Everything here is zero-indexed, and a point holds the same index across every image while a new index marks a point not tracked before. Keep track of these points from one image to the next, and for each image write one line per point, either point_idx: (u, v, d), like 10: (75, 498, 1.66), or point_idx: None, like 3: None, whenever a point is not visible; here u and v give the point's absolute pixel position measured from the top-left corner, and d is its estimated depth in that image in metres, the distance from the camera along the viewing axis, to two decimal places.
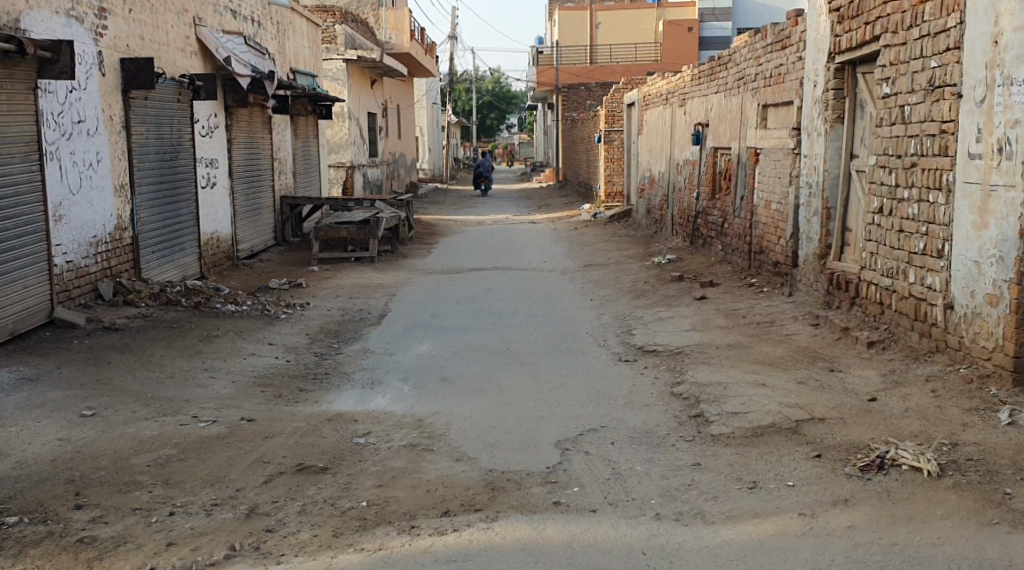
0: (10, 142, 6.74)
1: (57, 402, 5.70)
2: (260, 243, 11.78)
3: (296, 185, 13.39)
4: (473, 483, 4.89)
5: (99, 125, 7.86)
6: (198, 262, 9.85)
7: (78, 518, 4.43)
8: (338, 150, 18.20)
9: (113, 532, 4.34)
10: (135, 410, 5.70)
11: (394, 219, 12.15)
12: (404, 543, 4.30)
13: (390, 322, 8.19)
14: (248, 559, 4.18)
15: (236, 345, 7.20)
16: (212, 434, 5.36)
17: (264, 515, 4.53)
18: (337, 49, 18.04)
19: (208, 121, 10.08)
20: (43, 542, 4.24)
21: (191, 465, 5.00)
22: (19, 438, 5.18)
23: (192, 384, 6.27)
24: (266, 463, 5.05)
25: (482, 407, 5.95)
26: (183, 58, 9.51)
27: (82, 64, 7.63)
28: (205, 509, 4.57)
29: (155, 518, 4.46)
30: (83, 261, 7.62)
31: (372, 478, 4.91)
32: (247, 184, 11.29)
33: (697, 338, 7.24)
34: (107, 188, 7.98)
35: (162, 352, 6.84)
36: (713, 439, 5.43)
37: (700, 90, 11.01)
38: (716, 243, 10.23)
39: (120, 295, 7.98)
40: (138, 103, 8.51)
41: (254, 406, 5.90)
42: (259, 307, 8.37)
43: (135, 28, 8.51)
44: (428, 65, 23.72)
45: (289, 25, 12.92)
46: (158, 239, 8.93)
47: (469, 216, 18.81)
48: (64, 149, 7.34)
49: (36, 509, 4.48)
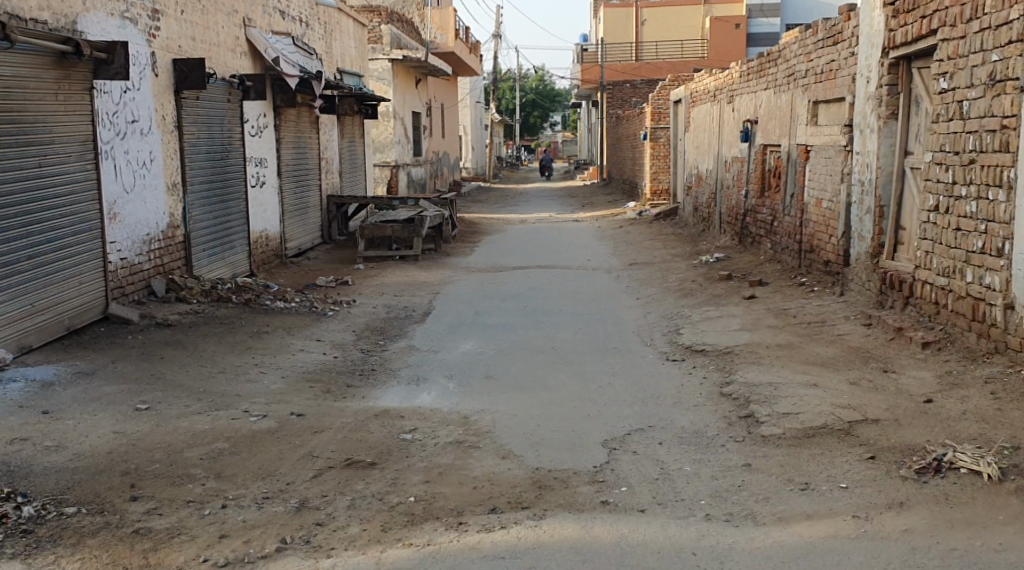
0: (67, 142, 6.89)
1: (114, 395, 5.83)
2: (307, 241, 11.90)
3: (343, 184, 13.50)
4: (521, 481, 4.91)
5: (152, 125, 7.99)
6: (248, 260, 9.98)
7: (134, 509, 4.52)
8: (383, 149, 18.36)
9: (169, 523, 4.42)
10: (189, 404, 5.80)
11: (439, 217, 12.21)
12: (452, 539, 4.32)
13: (435, 320, 8.22)
14: (298, 551, 4.24)
15: (285, 342, 7.28)
16: (264, 429, 5.44)
17: (314, 509, 4.59)
18: (383, 49, 18.17)
19: (257, 120, 10.22)
20: (100, 532, 4.33)
21: (243, 459, 5.07)
22: (79, 429, 5.31)
23: (245, 378, 6.38)
24: (316, 457, 5.11)
25: (529, 404, 5.96)
26: (233, 58, 9.63)
27: (136, 65, 7.77)
28: (256, 502, 4.64)
29: (208, 510, 4.54)
30: (137, 258, 7.77)
31: (419, 474, 4.95)
32: (296, 184, 11.42)
33: (747, 338, 7.18)
34: (160, 186, 8.11)
35: (213, 347, 6.95)
36: (764, 440, 5.39)
37: (749, 85, 10.91)
38: (765, 241, 10.14)
39: (172, 291, 8.13)
40: (190, 103, 8.65)
41: (304, 401, 5.98)
42: (310, 305, 8.48)
43: (187, 30, 8.64)
44: (473, 63, 23.70)
45: (336, 25, 13.02)
46: (209, 237, 9.05)
47: (513, 214, 18.83)
48: (118, 148, 7.48)
49: (94, 500, 4.58)
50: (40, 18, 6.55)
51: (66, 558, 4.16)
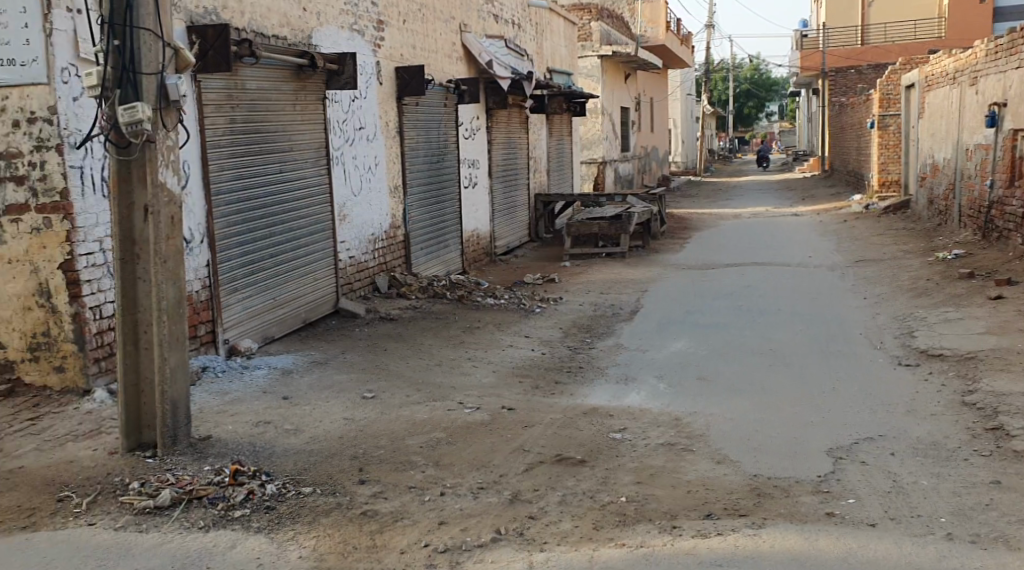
0: (304, 148, 7.38)
1: (343, 383, 6.20)
2: (516, 240, 12.17)
3: (549, 184, 13.64)
4: (737, 487, 4.85)
5: (377, 131, 8.41)
6: (461, 259, 10.30)
7: (362, 492, 4.80)
8: (591, 146, 18.42)
9: (393, 507, 4.67)
10: (409, 394, 6.08)
11: (647, 213, 12.16)
12: (666, 542, 4.34)
13: (644, 319, 8.19)
14: (514, 543, 4.38)
15: (497, 337, 7.50)
16: (478, 421, 5.63)
17: (527, 502, 4.72)
18: (593, 46, 18.21)
19: (471, 124, 10.53)
20: (333, 512, 4.64)
21: (459, 448, 5.28)
22: (314, 414, 5.69)
23: (459, 370, 6.62)
24: (528, 451, 5.25)
25: (745, 408, 5.87)
26: (449, 63, 9.96)
27: (363, 75, 8.20)
28: (473, 491, 4.82)
29: (428, 497, 4.76)
30: (362, 256, 8.20)
31: (631, 474, 4.99)
32: (506, 185, 11.71)
33: (989, 343, 6.77)
34: (384, 189, 8.52)
35: (430, 341, 7.25)
36: (1011, 455, 5.07)
37: (996, 66, 10.24)
38: (1014, 235, 9.47)
39: (394, 288, 8.54)
40: (410, 109, 9.03)
41: (514, 395, 6.15)
42: (520, 302, 8.70)
43: (409, 38, 9.03)
44: (684, 57, 23.34)
45: (547, 25, 13.20)
46: (427, 236, 9.42)
47: (729, 209, 18.49)
48: (347, 154, 7.92)
49: (327, 481, 4.90)
50: (282, 34, 7.04)
51: (304, 535, 4.47)
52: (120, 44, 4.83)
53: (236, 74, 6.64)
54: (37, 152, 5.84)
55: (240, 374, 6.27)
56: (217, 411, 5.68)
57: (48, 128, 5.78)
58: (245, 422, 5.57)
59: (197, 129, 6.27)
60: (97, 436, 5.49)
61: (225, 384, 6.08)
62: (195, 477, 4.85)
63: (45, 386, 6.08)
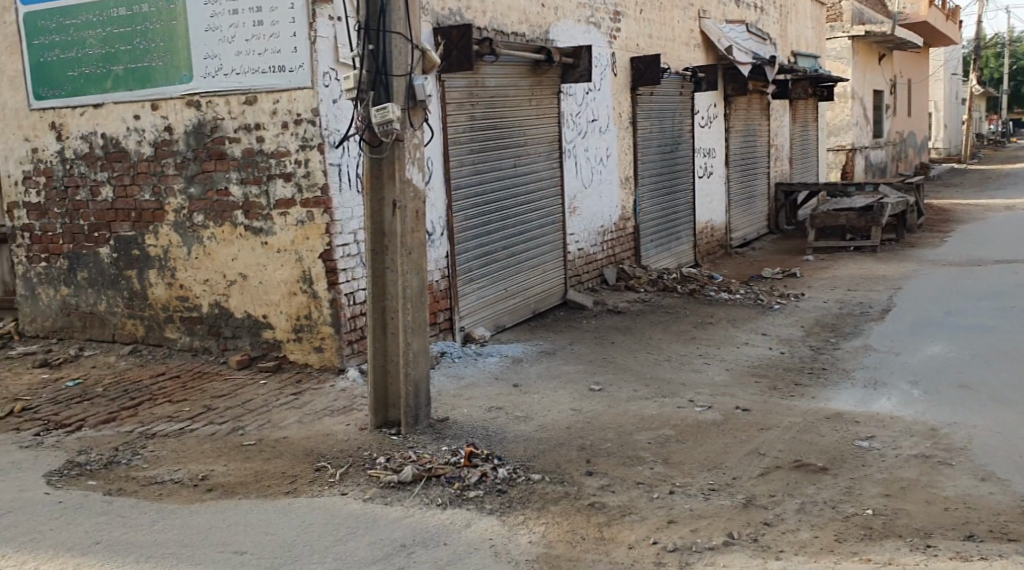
0: (540, 143, 7.49)
1: (572, 374, 6.24)
2: (753, 232, 11.83)
3: (793, 175, 13.16)
4: (1005, 508, 4.46)
5: (610, 122, 8.39)
6: (693, 251, 10.09)
7: (589, 484, 4.78)
8: (839, 133, 17.60)
9: (619, 501, 4.62)
10: (636, 388, 6.02)
11: (903, 204, 11.48)
12: (920, 562, 4.05)
13: (896, 318, 7.69)
14: (747, 549, 4.22)
15: (731, 334, 7.32)
16: (711, 420, 5.49)
17: (763, 508, 4.54)
18: (843, 26, 17.44)
19: (707, 112, 10.28)
20: (561, 500, 4.65)
21: (689, 447, 5.15)
22: (543, 404, 5.71)
23: (690, 367, 6.49)
24: (764, 454, 5.06)
25: (1017, 421, 5.39)
26: (687, 51, 9.75)
27: (598, 66, 8.19)
28: (703, 492, 4.69)
29: (656, 494, 4.67)
30: (591, 248, 8.25)
31: (880, 486, 4.69)
32: (744, 176, 11.40)
33: None
34: (616, 181, 8.51)
35: (660, 337, 7.17)
36: None
37: None
38: None
39: (623, 280, 8.55)
40: (645, 99, 8.94)
41: (749, 394, 5.96)
42: (755, 296, 8.39)
43: (645, 27, 8.90)
44: (948, 35, 21.75)
45: (791, 6, 12.68)
46: (659, 229, 9.33)
47: (1000, 198, 17.19)
48: (579, 147, 7.96)
49: (555, 469, 4.92)
50: (520, 35, 7.22)
51: (532, 520, 4.51)
52: (374, 48, 4.98)
53: (476, 72, 6.85)
54: (301, 153, 6.23)
55: (471, 361, 6.46)
56: (454, 394, 5.87)
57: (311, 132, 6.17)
58: (479, 405, 5.72)
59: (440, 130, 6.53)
60: (350, 413, 5.79)
61: (463, 369, 6.30)
62: (434, 456, 4.99)
63: (307, 363, 6.52)
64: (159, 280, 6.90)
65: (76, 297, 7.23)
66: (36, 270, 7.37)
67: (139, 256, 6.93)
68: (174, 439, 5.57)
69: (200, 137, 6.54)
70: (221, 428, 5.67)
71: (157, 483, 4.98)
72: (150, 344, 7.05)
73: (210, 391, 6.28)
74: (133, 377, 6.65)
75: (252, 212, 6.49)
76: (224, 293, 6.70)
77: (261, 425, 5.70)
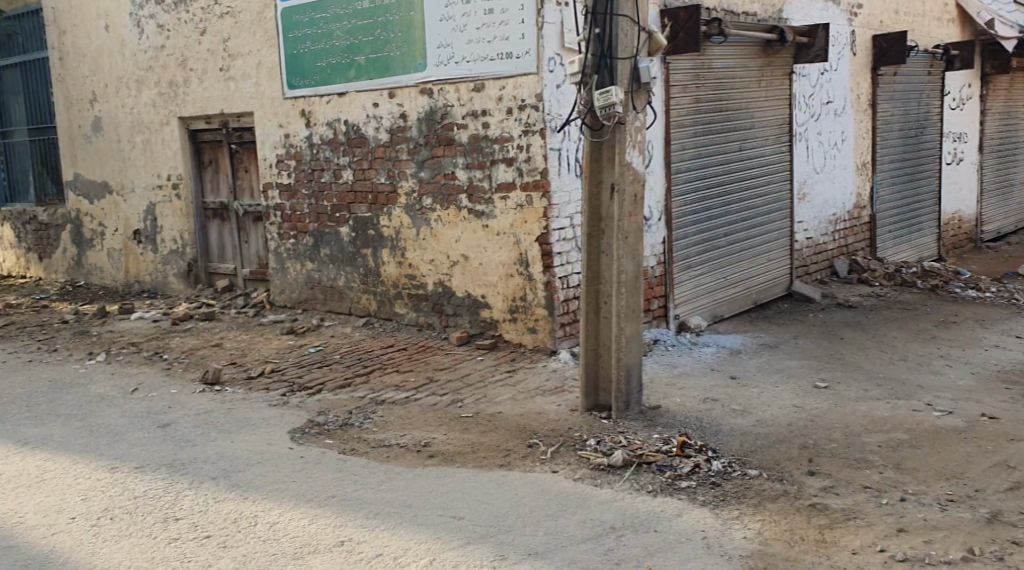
0: (769, 127, 11.19)
1: (797, 371, 9.17)
2: (1005, 222, 16.35)
3: (982, 160, 15.40)
4: None
5: (845, 105, 12.37)
6: (935, 242, 14.49)
7: (812, 485, 6.90)
8: None
9: (844, 507, 6.61)
10: (868, 388, 8.67)
11: None
12: None
13: None
14: (990, 565, 5.96)
15: (977, 335, 10.28)
16: (949, 428, 7.69)
17: (1009, 525, 6.33)
18: None
19: (959, 94, 14.67)
20: (779, 500, 6.73)
21: (912, 453, 7.29)
22: (764, 400, 8.41)
23: (934, 369, 9.16)
24: (1012, 469, 7.00)
25: None
26: (931, 32, 13.89)
27: (836, 45, 12.14)
28: (940, 504, 6.59)
29: (888, 501, 6.65)
30: (819, 236, 12.23)
31: None
32: (996, 163, 15.85)
33: None
34: (847, 167, 12.52)
35: (901, 334, 10.30)
36: None
37: None
38: None
39: (853, 272, 12.61)
40: (887, 84, 13.07)
41: (992, 400, 8.28)
42: (1009, 298, 11.79)
43: (890, 7, 13.06)
44: None
45: None
46: (898, 222, 13.58)
47: None
48: (810, 129, 11.83)
49: (776, 467, 7.16)
50: (746, 26, 10.60)
51: (761, 517, 6.57)
52: (599, 31, 7.49)
53: (706, 55, 10.29)
54: (524, 136, 9.79)
55: (688, 350, 9.72)
56: (668, 384, 8.72)
57: (535, 114, 9.67)
58: (693, 398, 8.43)
59: (663, 109, 9.89)
60: (552, 394, 8.95)
61: (672, 358, 9.47)
62: (653, 446, 7.40)
63: (520, 341, 10.20)
64: (393, 261, 11.14)
65: (322, 275, 11.85)
66: (285, 248, 12.20)
67: (374, 236, 11.26)
68: (403, 405, 9.07)
69: (429, 124, 10.53)
70: (444, 401, 9.07)
71: (394, 448, 8.00)
72: (381, 316, 11.41)
73: (433, 363, 10.10)
74: (365, 347, 10.78)
75: (474, 194, 10.31)
76: (446, 271, 10.71)
77: (471, 400, 9.03)
